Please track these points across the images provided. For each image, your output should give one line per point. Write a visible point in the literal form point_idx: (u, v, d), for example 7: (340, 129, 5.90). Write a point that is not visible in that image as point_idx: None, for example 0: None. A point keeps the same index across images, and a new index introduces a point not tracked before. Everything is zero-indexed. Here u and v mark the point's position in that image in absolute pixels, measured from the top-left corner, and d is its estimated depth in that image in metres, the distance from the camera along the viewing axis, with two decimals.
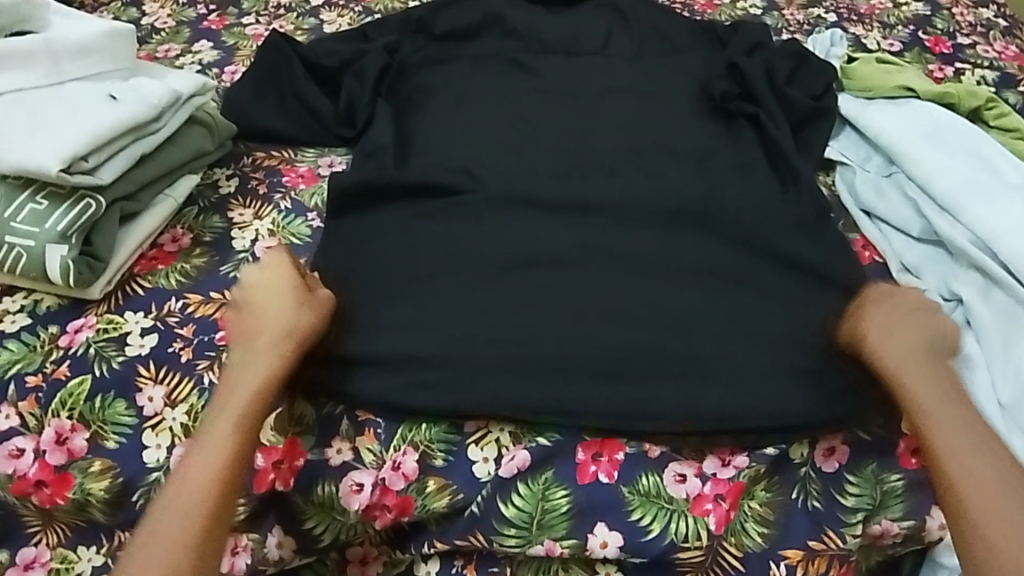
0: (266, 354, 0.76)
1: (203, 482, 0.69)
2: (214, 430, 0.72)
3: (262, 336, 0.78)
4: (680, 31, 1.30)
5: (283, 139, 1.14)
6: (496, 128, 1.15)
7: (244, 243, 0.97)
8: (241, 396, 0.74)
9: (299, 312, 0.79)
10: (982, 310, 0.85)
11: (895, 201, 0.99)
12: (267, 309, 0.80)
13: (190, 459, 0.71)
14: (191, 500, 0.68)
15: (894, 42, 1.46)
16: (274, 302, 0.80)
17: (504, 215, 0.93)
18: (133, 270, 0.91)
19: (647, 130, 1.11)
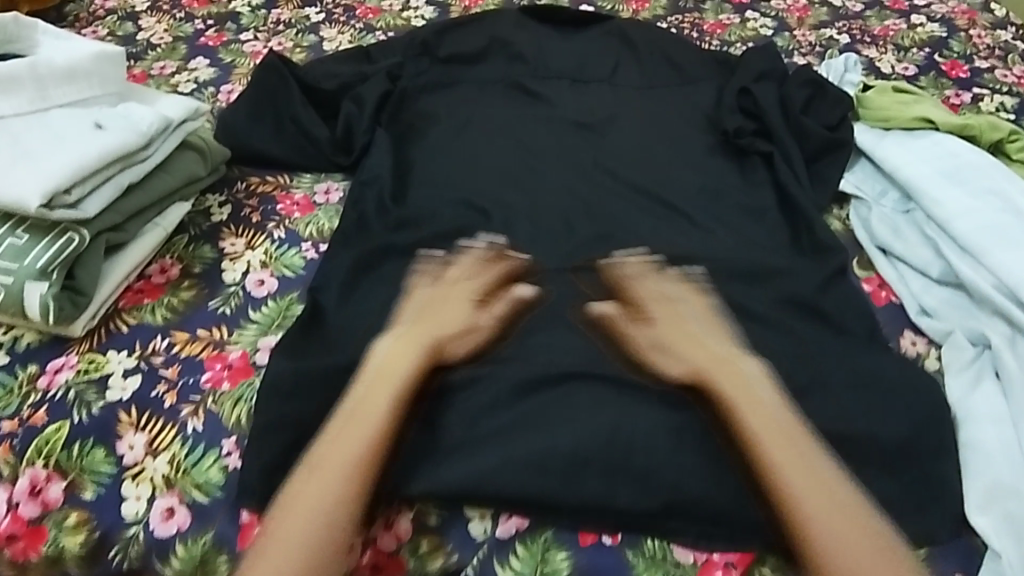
0: (413, 361, 0.78)
1: (346, 474, 0.69)
2: (349, 432, 0.72)
3: (411, 344, 0.79)
4: (687, 57, 1.34)
5: (278, 164, 1.10)
6: (500, 157, 1.13)
7: (236, 275, 0.93)
8: (340, 365, 0.79)
9: (482, 326, 0.83)
10: (1009, 359, 0.80)
11: (912, 240, 0.95)
12: (442, 320, 0.82)
13: (318, 463, 0.70)
14: (327, 492, 0.69)
15: (909, 66, 1.43)
16: (453, 311, 0.83)
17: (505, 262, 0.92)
18: (118, 304, 0.87)
19: (646, 167, 1.12)
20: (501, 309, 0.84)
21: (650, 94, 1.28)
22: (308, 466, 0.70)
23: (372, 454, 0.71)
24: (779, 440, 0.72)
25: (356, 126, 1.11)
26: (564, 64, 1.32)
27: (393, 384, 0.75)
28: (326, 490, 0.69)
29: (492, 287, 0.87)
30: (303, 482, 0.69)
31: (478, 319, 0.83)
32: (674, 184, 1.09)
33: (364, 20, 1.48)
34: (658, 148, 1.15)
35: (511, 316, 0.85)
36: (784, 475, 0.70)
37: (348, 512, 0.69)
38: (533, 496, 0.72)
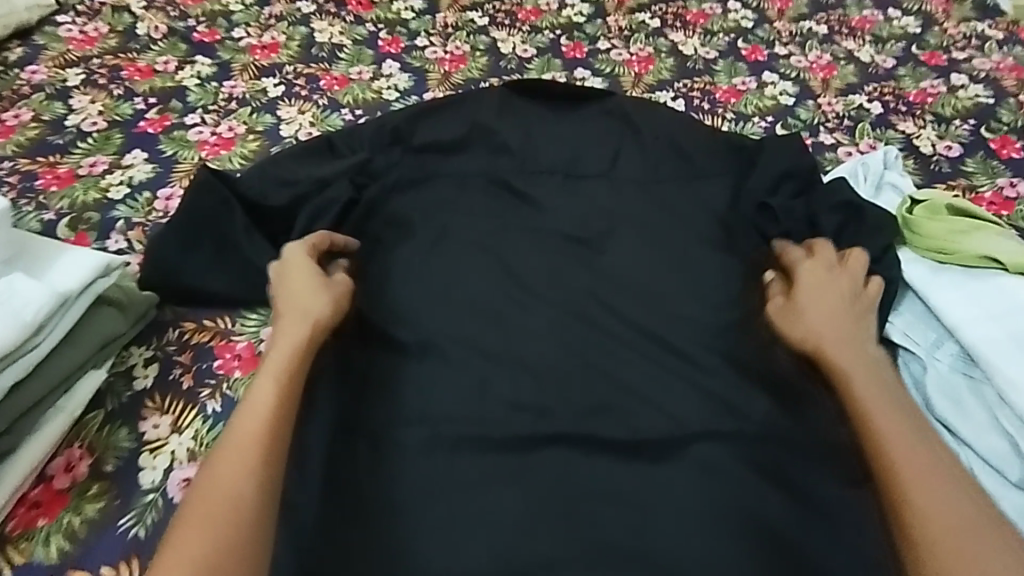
0: (293, 346, 0.81)
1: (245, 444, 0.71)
2: (255, 407, 0.75)
3: (288, 329, 0.83)
4: (697, 142, 1.13)
5: (219, 303, 0.93)
6: (479, 290, 0.95)
7: (156, 475, 0.76)
8: (286, 355, 0.80)
9: (314, 305, 0.86)
10: None
11: (978, 421, 0.80)
12: (291, 312, 0.85)
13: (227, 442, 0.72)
14: (238, 461, 0.70)
15: (952, 144, 1.23)
16: (299, 295, 0.87)
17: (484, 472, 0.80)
18: (6, 529, 0.71)
19: (656, 305, 0.95)
20: (316, 290, 0.88)
21: (656, 188, 1.08)
22: (233, 439, 0.72)
23: (276, 422, 0.74)
24: (883, 409, 0.75)
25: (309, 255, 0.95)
26: (554, 152, 1.12)
27: (275, 369, 0.79)
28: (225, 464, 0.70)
29: (307, 266, 0.90)
30: (226, 453, 0.71)
31: (316, 302, 0.86)
32: (685, 329, 0.92)
33: (327, 93, 1.29)
34: (667, 274, 0.97)
35: (330, 293, 0.88)
36: (891, 452, 0.72)
37: (262, 478, 0.70)
38: None
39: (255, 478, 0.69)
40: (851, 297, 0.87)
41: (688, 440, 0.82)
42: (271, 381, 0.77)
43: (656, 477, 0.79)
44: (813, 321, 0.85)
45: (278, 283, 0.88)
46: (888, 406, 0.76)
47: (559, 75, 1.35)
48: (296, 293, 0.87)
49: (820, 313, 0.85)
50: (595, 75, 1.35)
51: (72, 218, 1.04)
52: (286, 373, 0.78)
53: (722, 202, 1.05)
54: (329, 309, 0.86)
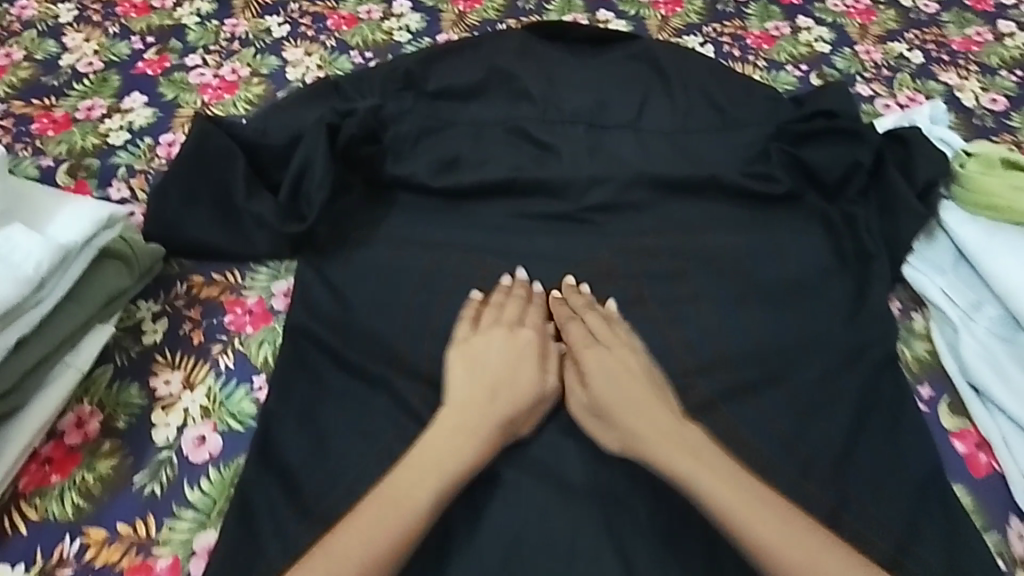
0: (485, 431, 0.71)
1: (369, 563, 0.61)
2: (417, 490, 0.66)
3: (472, 399, 0.73)
4: (730, 94, 1.07)
5: (226, 257, 0.89)
6: (497, 247, 0.90)
7: (168, 433, 0.74)
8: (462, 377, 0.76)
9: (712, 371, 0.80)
10: None
11: (1020, 385, 0.75)
12: (432, 326, 0.83)
13: (338, 548, 0.61)
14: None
15: (999, 97, 1.16)
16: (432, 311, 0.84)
17: (506, 428, 0.76)
18: (18, 487, 0.69)
19: (688, 256, 0.89)
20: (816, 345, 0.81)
21: (686, 139, 1.02)
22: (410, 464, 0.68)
23: (422, 518, 0.65)
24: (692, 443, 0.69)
25: (311, 192, 0.89)
26: (577, 100, 1.06)
27: (461, 458, 0.69)
28: (341, 572, 0.60)
29: (503, 326, 0.80)
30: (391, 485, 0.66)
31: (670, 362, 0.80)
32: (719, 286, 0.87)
33: (335, 34, 1.22)
34: (698, 228, 0.92)
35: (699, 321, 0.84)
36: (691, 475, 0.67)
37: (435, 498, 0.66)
38: None
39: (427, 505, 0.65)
40: (763, 319, 0.84)
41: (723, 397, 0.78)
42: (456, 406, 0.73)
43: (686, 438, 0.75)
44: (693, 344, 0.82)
45: (456, 360, 0.77)
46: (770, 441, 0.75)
47: (581, 17, 1.27)
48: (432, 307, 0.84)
49: (727, 338, 0.82)
50: (620, 18, 1.27)
51: (71, 164, 1.00)
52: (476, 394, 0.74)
53: (756, 150, 0.98)
54: (537, 395, 0.76)
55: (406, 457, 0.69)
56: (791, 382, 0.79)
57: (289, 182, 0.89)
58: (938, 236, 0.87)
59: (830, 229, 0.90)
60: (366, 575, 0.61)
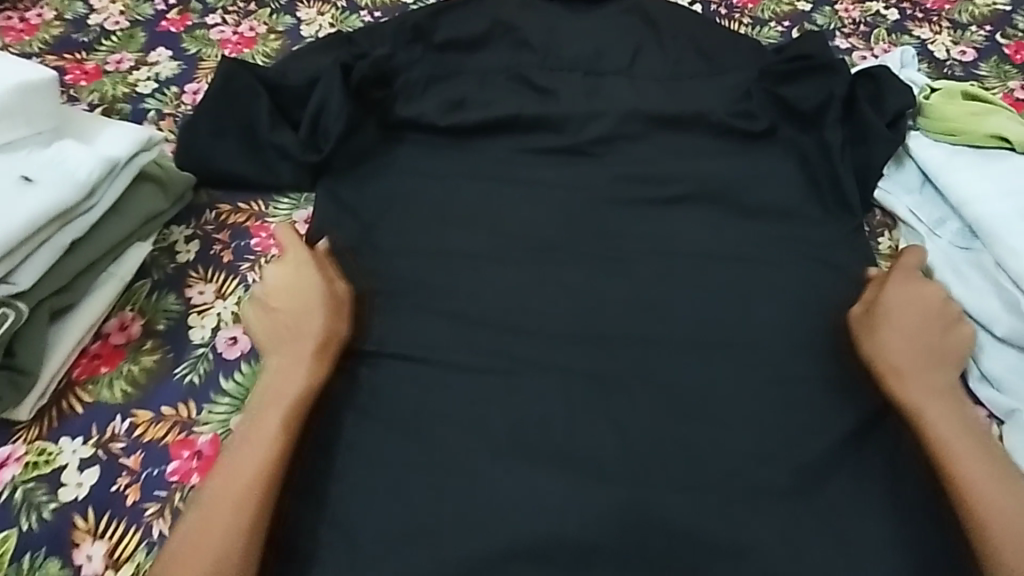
0: (300, 373, 0.74)
1: (244, 493, 0.65)
2: (262, 426, 0.70)
3: (290, 341, 0.76)
4: (717, 43, 1.14)
5: (251, 188, 0.96)
6: (499, 178, 0.98)
7: (204, 333, 0.82)
8: (285, 390, 0.72)
9: (883, 336, 0.76)
10: None
11: (977, 285, 0.82)
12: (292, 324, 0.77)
13: (216, 483, 0.66)
14: (230, 516, 0.64)
15: (967, 50, 1.24)
16: (299, 304, 0.79)
17: (507, 326, 0.83)
18: (71, 376, 0.77)
19: (677, 180, 0.97)
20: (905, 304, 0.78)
21: (674, 84, 1.10)
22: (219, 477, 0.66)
23: (277, 452, 0.68)
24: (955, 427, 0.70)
25: (329, 125, 0.97)
26: (574, 49, 1.14)
27: (285, 395, 0.72)
28: (217, 506, 0.64)
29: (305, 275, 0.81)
30: (211, 500, 0.65)
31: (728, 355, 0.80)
32: (707, 209, 0.95)
33: None
34: (685, 159, 0.99)
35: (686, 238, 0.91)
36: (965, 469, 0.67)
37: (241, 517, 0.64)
38: None
39: (246, 512, 0.64)
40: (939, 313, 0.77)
41: (709, 300, 0.85)
42: (273, 413, 0.70)
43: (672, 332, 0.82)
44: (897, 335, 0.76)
45: (299, 362, 0.75)
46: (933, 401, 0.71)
47: None
48: (292, 300, 0.79)
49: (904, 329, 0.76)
50: None
51: (104, 109, 1.08)
52: (289, 408, 0.71)
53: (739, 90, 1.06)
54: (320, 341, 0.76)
55: (253, 398, 0.73)
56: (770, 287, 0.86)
57: (309, 115, 0.97)
58: (907, 163, 0.94)
59: (808, 157, 0.97)
60: (247, 509, 0.64)
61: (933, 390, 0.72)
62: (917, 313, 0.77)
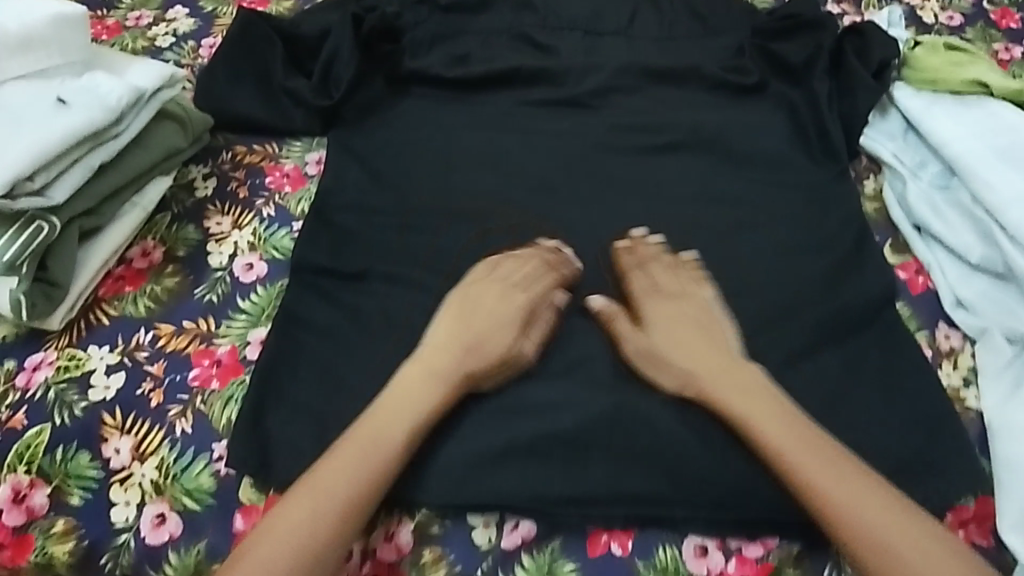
0: (447, 377, 0.71)
1: (346, 502, 0.64)
2: (390, 428, 0.68)
3: (447, 347, 0.73)
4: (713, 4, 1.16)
5: (265, 131, 1.00)
6: (501, 127, 1.01)
7: (222, 260, 0.86)
8: (417, 401, 0.69)
9: (647, 324, 0.78)
10: None
11: (954, 220, 0.87)
12: (469, 337, 0.75)
13: (316, 483, 0.65)
14: (331, 517, 0.63)
15: (954, 16, 1.24)
16: (480, 316, 0.77)
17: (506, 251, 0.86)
18: (97, 294, 0.81)
19: (675, 119, 0.99)
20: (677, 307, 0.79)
21: (672, 46, 1.12)
22: (312, 479, 0.65)
23: (399, 454, 0.67)
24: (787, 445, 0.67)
25: (341, 72, 1.01)
26: (575, 9, 1.16)
27: (413, 410, 0.69)
28: (316, 507, 0.64)
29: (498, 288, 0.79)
30: (301, 497, 0.64)
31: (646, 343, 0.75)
32: (704, 157, 0.96)
33: None
34: (682, 110, 1.01)
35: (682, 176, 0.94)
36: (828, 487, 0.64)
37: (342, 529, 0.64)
38: (535, 501, 0.68)
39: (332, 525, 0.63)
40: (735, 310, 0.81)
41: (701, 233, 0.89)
42: (403, 424, 0.68)
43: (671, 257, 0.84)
44: (649, 316, 0.79)
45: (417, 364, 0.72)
46: (773, 413, 0.69)
47: None
48: (483, 312, 0.77)
49: (670, 321, 0.78)
50: None
51: None
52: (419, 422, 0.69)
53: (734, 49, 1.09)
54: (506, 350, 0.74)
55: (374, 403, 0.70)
56: (764, 221, 0.89)
57: (320, 62, 1.02)
58: (890, 111, 0.99)
59: (801, 102, 1.01)
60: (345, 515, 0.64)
61: (749, 393, 0.70)
62: (682, 308, 0.79)
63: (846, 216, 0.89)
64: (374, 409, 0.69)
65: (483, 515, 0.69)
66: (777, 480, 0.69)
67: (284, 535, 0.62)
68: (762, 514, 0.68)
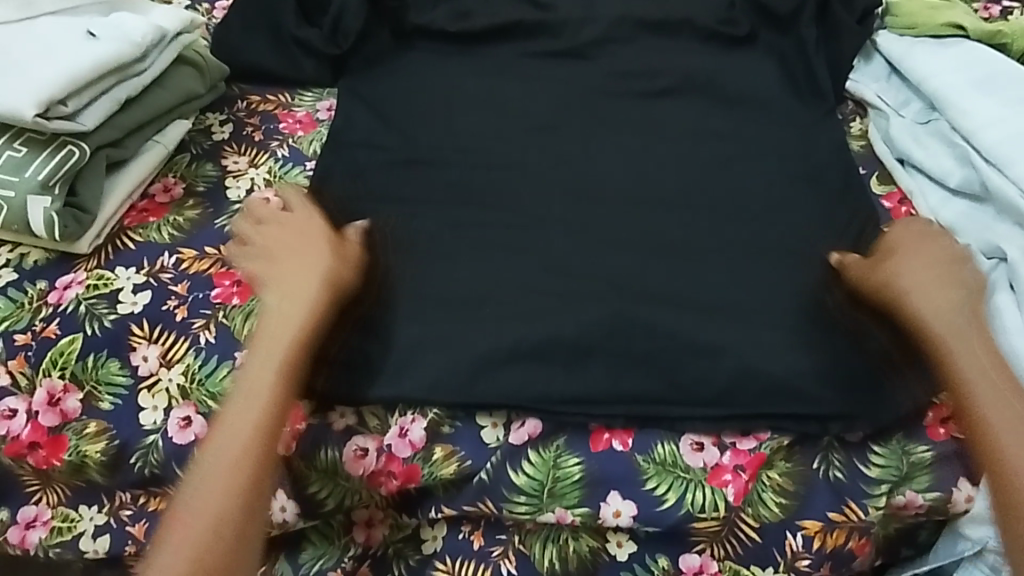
0: (299, 311, 0.73)
1: (239, 457, 0.65)
2: (258, 392, 0.68)
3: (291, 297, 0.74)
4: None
5: (279, 81, 1.05)
6: (502, 75, 1.03)
7: (239, 194, 0.91)
8: (286, 335, 0.71)
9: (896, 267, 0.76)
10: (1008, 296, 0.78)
11: (935, 150, 0.91)
12: (293, 275, 0.75)
13: (206, 464, 0.65)
14: (232, 488, 0.64)
15: None
16: (297, 253, 0.77)
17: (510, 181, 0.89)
18: (123, 223, 0.85)
19: (671, 64, 1.03)
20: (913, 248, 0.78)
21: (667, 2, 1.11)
22: (214, 440, 0.67)
23: (280, 395, 0.69)
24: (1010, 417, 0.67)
25: (349, 25, 1.05)
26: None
27: (282, 345, 0.71)
28: (210, 483, 0.64)
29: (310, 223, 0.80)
30: (208, 458, 0.66)
31: (896, 270, 0.76)
32: (705, 95, 1.00)
33: None
34: (676, 57, 1.05)
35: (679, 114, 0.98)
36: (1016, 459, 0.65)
37: (256, 472, 0.65)
38: (540, 398, 0.72)
39: (249, 472, 0.65)
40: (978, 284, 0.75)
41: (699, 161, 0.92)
42: (273, 358, 0.70)
43: (665, 188, 0.89)
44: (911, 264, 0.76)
45: (271, 305, 0.74)
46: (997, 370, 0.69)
47: None
48: (297, 253, 0.77)
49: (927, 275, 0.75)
50: None
51: None
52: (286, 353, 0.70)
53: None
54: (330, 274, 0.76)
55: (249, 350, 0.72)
56: (756, 153, 0.92)
57: (330, 14, 1.06)
58: (875, 58, 1.04)
59: (791, 48, 1.05)
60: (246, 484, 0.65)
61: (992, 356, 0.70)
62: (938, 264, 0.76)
63: (836, 148, 0.93)
64: (248, 356, 0.71)
65: (491, 416, 0.73)
66: (769, 376, 0.73)
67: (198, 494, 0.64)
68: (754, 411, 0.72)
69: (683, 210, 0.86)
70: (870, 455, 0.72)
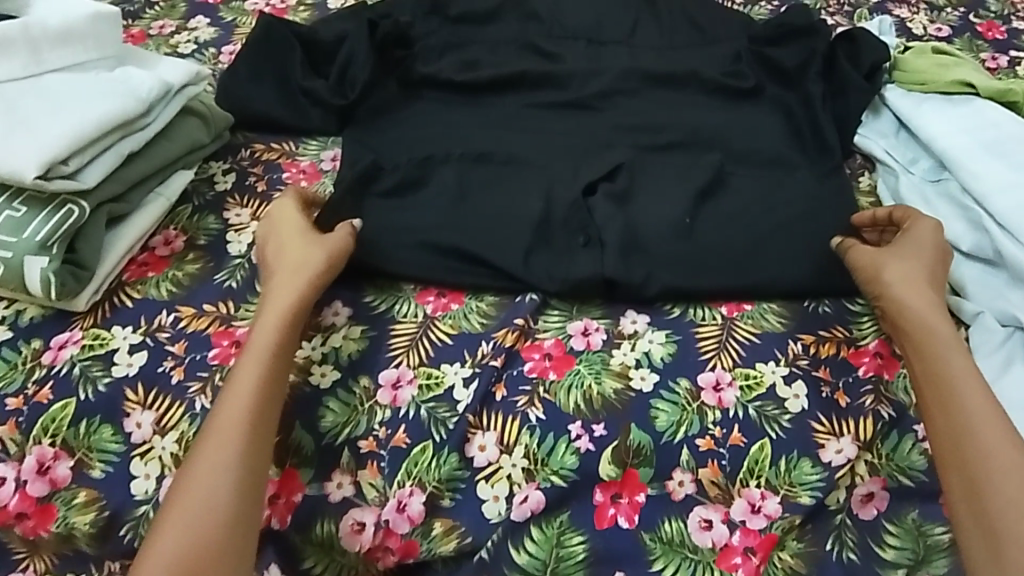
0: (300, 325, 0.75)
1: (247, 478, 0.66)
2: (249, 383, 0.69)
3: (280, 290, 0.76)
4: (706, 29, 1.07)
5: (283, 130, 1.04)
6: (507, 126, 1.02)
7: (241, 248, 0.89)
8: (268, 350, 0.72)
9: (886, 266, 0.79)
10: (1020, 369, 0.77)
11: (945, 211, 0.90)
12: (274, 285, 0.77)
13: (199, 457, 0.66)
14: (229, 475, 0.65)
15: (944, 27, 1.20)
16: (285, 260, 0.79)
17: None
18: (122, 278, 0.84)
19: (677, 118, 1.02)
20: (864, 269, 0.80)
21: (673, 54, 1.10)
22: (200, 457, 0.66)
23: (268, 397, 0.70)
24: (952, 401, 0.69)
25: (357, 73, 1.05)
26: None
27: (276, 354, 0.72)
28: (208, 497, 0.64)
29: (290, 222, 0.82)
30: (198, 472, 0.65)
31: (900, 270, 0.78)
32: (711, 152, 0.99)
33: None
34: (683, 110, 1.04)
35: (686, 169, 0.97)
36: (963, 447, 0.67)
37: (239, 486, 0.65)
38: (546, 467, 0.71)
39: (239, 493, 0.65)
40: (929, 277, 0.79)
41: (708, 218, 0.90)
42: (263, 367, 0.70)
43: (677, 240, 0.84)
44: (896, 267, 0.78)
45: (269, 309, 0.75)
46: (981, 395, 0.69)
47: None
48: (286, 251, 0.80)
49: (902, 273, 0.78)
50: None
51: None
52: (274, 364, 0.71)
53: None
54: (325, 265, 0.78)
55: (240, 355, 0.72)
56: (770, 207, 0.88)
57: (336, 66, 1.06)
58: (883, 112, 1.02)
59: (800, 101, 1.04)
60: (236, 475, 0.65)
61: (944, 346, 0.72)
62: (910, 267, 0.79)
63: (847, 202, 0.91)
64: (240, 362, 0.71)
65: (490, 488, 0.71)
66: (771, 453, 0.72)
67: (191, 515, 0.63)
68: (750, 483, 0.71)
69: (693, 273, 0.82)
70: (884, 534, 0.71)
